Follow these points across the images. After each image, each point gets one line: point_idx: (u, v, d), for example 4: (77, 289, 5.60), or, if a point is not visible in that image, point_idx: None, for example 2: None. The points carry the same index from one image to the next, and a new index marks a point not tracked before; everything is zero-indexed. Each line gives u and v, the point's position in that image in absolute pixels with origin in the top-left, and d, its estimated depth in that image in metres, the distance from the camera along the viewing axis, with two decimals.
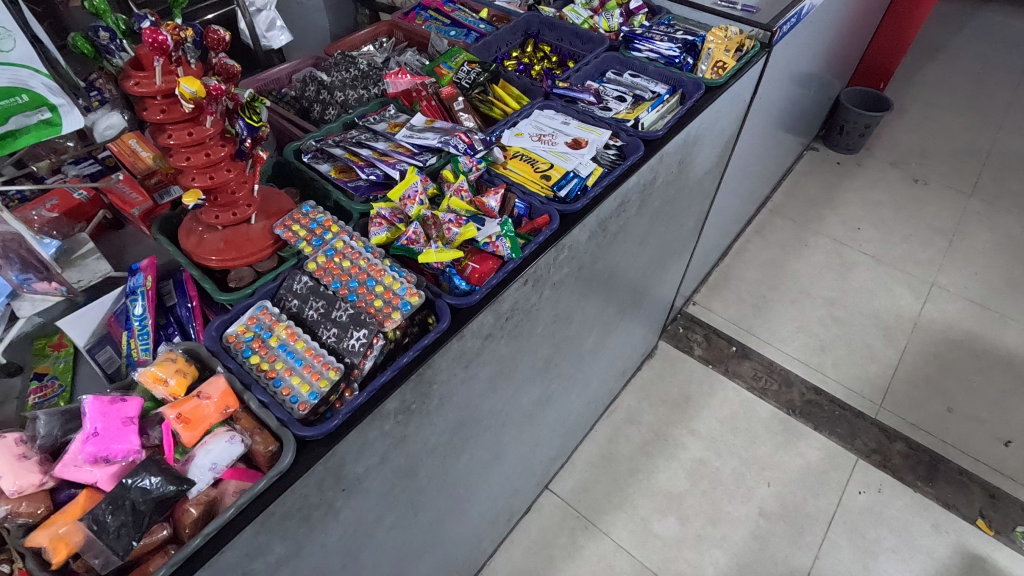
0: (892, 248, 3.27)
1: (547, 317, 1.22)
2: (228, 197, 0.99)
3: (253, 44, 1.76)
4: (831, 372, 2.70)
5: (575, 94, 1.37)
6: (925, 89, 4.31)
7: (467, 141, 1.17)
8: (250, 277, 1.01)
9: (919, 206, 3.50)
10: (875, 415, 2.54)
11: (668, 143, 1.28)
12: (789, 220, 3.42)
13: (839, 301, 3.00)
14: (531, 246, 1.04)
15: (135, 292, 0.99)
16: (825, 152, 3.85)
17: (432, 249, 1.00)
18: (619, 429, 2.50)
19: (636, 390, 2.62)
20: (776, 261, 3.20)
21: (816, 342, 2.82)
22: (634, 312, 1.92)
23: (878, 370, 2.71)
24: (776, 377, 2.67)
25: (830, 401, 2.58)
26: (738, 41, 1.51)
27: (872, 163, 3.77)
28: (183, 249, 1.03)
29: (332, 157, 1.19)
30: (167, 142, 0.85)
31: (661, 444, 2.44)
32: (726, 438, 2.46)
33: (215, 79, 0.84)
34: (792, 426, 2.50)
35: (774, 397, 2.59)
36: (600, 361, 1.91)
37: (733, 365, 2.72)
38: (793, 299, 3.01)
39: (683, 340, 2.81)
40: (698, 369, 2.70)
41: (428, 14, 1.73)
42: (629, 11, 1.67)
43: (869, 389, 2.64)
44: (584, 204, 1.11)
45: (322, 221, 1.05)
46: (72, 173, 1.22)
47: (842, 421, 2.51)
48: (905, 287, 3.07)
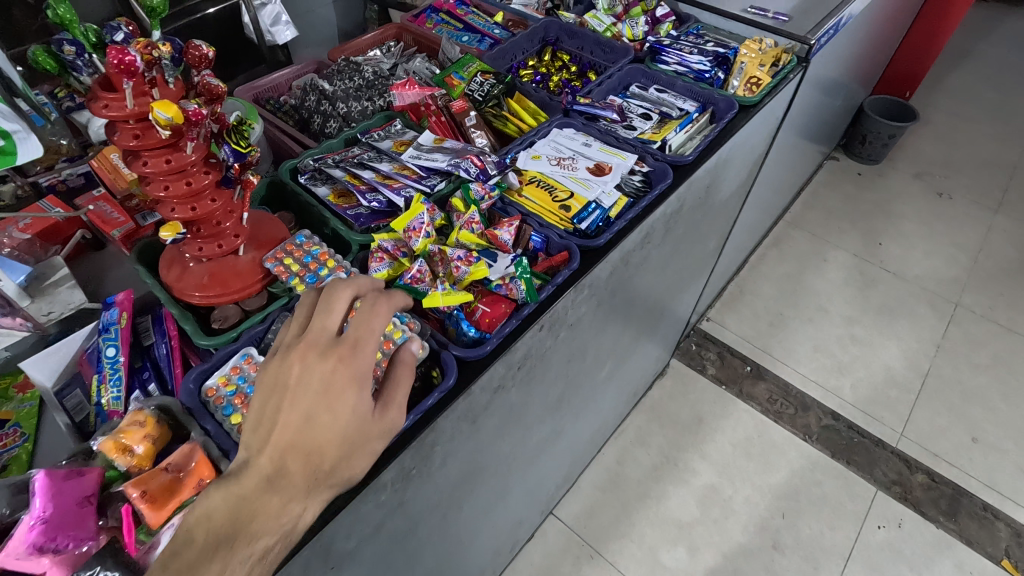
0: (914, 265, 3.14)
1: (561, 359, 1.12)
2: (213, 228, 0.89)
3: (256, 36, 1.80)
4: (849, 396, 2.59)
5: (596, 110, 1.25)
6: (950, 98, 4.15)
7: (479, 164, 1.06)
8: (235, 317, 0.90)
9: (944, 221, 3.37)
10: (897, 444, 2.43)
11: (698, 169, 1.17)
12: (807, 233, 3.30)
13: (859, 320, 2.88)
14: (547, 289, 0.93)
15: (110, 330, 0.89)
16: (846, 162, 3.71)
17: (439, 291, 0.89)
18: (627, 451, 2.40)
19: (645, 410, 2.52)
20: (793, 275, 3.08)
21: (834, 362, 2.71)
22: (650, 335, 1.81)
23: (899, 395, 2.60)
24: (792, 401, 2.56)
25: (848, 427, 2.47)
26: (774, 56, 1.41)
27: (896, 174, 3.63)
28: (163, 282, 0.92)
29: (331, 179, 1.08)
30: (142, 170, 0.76)
31: (672, 468, 2.34)
32: (739, 464, 2.35)
33: (195, 102, 0.73)
34: (807, 452, 2.39)
35: (790, 422, 2.49)
36: (613, 387, 1.81)
37: (747, 386, 2.60)
38: (811, 316, 2.90)
39: (695, 358, 2.71)
40: (711, 390, 2.59)
41: (440, 17, 1.62)
42: (656, 19, 1.55)
43: (889, 415, 2.53)
44: (607, 240, 1.00)
45: (318, 254, 0.95)
46: (66, 172, 1.16)
47: (860, 449, 2.41)
48: (928, 307, 2.95)
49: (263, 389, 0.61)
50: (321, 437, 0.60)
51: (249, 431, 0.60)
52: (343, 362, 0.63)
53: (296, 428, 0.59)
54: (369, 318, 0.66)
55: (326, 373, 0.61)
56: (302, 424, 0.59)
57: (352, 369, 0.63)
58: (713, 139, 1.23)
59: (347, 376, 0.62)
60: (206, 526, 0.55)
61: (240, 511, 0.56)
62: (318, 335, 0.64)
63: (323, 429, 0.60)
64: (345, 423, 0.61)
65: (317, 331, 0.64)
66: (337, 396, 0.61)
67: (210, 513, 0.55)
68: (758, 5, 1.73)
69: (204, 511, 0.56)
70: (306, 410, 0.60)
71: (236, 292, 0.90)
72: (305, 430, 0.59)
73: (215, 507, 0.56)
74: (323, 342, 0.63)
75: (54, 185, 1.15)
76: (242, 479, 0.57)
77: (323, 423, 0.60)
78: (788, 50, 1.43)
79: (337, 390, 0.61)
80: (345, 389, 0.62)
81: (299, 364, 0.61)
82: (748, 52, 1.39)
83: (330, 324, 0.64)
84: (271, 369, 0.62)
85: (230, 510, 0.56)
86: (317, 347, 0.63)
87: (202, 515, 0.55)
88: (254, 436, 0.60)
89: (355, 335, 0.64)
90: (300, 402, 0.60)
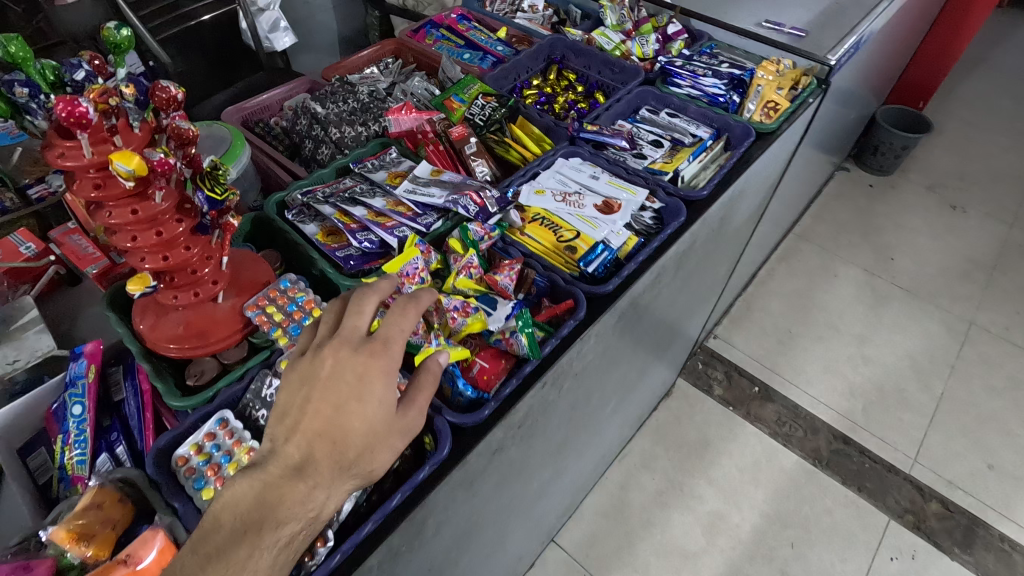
0: (927, 282, 3.00)
1: (564, 408, 1.04)
2: (188, 276, 0.81)
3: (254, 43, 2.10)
4: (862, 420, 2.42)
5: (605, 138, 1.18)
6: (964, 109, 4.03)
7: (478, 202, 0.99)
8: (212, 372, 0.84)
9: (958, 235, 3.24)
10: (909, 470, 2.27)
11: (713, 205, 1.09)
12: (817, 246, 3.16)
13: (870, 338, 2.73)
14: (550, 343, 0.85)
15: (76, 385, 0.82)
16: (858, 172, 3.59)
17: (432, 345, 0.81)
18: (631, 475, 2.26)
19: (650, 432, 2.37)
20: (803, 292, 2.93)
21: (845, 385, 2.55)
22: (660, 358, 1.70)
23: (912, 419, 2.44)
24: (801, 423, 2.40)
25: (859, 451, 2.31)
26: (792, 79, 1.34)
27: (908, 187, 3.50)
28: (134, 332, 0.85)
29: (319, 215, 1.01)
30: (106, 221, 0.69)
31: (677, 493, 2.20)
32: (747, 490, 2.20)
33: (161, 150, 0.65)
34: (818, 479, 2.23)
35: (799, 445, 2.32)
36: (619, 415, 1.70)
37: (755, 409, 2.45)
38: (819, 335, 2.74)
39: (702, 378, 2.55)
40: (718, 412, 2.44)
41: (440, 32, 1.55)
42: (667, 36, 1.48)
43: (903, 440, 2.37)
44: (616, 286, 0.93)
45: (303, 302, 0.88)
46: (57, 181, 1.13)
47: (872, 475, 2.25)
48: (940, 325, 2.80)
49: (292, 381, 0.60)
50: (348, 428, 0.58)
51: (276, 422, 0.59)
52: (376, 356, 0.60)
53: (324, 419, 0.57)
54: (401, 317, 0.63)
55: (357, 367, 0.59)
56: (330, 414, 0.57)
57: (384, 365, 0.60)
58: (729, 169, 1.16)
59: (378, 371, 0.60)
60: (233, 512, 0.55)
61: (266, 495, 0.56)
62: (349, 331, 0.62)
63: (351, 420, 0.58)
64: (372, 418, 0.59)
65: (348, 329, 0.62)
66: (367, 389, 0.59)
67: (236, 500, 0.56)
68: (773, 19, 1.66)
69: (230, 499, 0.56)
70: (337, 401, 0.58)
71: (214, 344, 0.84)
72: (333, 422, 0.57)
73: (242, 494, 0.56)
74: (354, 339, 0.61)
75: (44, 197, 1.11)
76: (268, 467, 0.56)
77: (351, 416, 0.58)
78: (808, 72, 1.36)
79: (367, 384, 0.59)
80: (375, 382, 0.59)
81: (330, 358, 0.60)
82: (765, 75, 1.32)
83: (361, 323, 0.62)
84: (301, 363, 0.61)
85: (257, 495, 0.56)
86: (348, 342, 0.61)
87: (230, 502, 0.56)
88: (280, 426, 0.59)
89: (388, 333, 0.62)
90: (329, 395, 0.58)
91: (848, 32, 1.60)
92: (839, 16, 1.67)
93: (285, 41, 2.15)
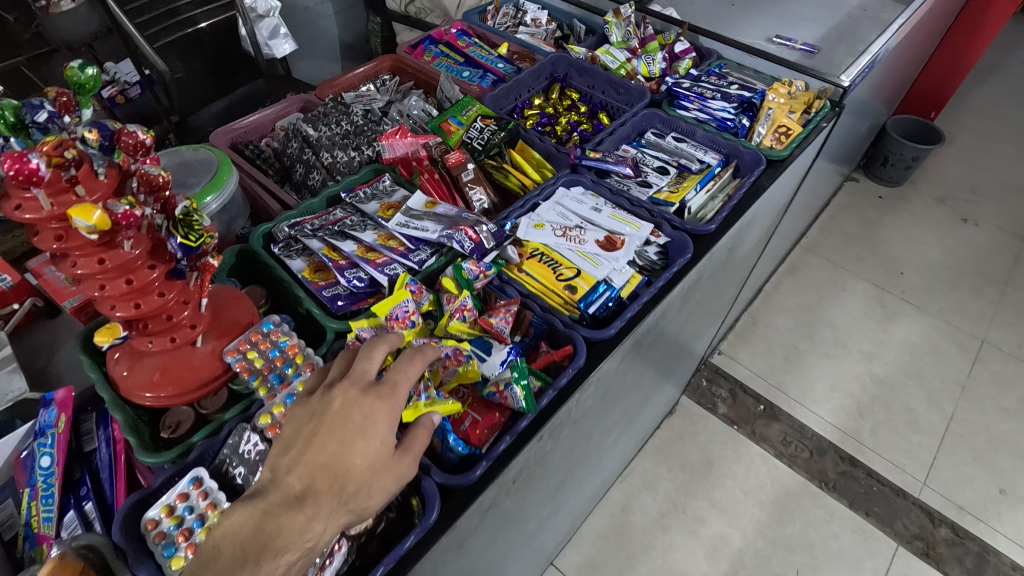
0: (937, 293, 2.70)
1: (562, 452, 0.98)
2: (164, 322, 0.77)
3: (254, 50, 2.05)
4: (869, 441, 2.14)
5: (608, 166, 1.12)
6: (979, 120, 3.83)
7: (473, 237, 0.93)
8: (189, 421, 0.79)
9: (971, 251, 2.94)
10: (918, 494, 2.00)
11: (721, 240, 1.04)
12: (827, 260, 2.83)
13: (880, 356, 2.42)
14: (546, 394, 0.80)
15: (45, 435, 0.78)
16: (866, 184, 3.25)
17: (420, 399, 0.75)
18: (633, 496, 2.01)
19: (652, 451, 2.11)
20: (809, 307, 2.61)
21: (856, 403, 2.25)
22: (669, 378, 1.55)
23: (921, 439, 2.16)
24: (808, 444, 2.12)
25: (867, 473, 2.04)
26: (805, 101, 1.29)
27: (916, 201, 3.17)
28: (108, 377, 0.80)
29: (307, 250, 0.96)
30: (72, 272, 0.64)
31: (679, 515, 1.95)
32: (752, 513, 1.95)
33: (126, 202, 0.60)
34: (824, 500, 1.97)
35: (804, 466, 2.06)
36: (623, 441, 1.56)
37: (762, 427, 2.16)
38: (827, 352, 2.43)
39: (706, 397, 2.25)
40: (721, 432, 2.15)
41: (439, 48, 1.51)
42: (674, 55, 1.43)
43: (912, 462, 2.09)
44: (618, 329, 0.88)
45: (287, 346, 0.82)
46: None
47: (880, 498, 1.98)
48: (953, 344, 2.50)
49: (299, 416, 0.60)
50: (350, 463, 0.57)
51: (279, 454, 0.58)
52: (383, 398, 0.61)
53: (329, 454, 0.57)
54: (408, 363, 0.64)
55: (362, 408, 0.59)
56: (334, 448, 0.57)
57: (389, 407, 0.60)
58: (739, 200, 1.10)
59: (383, 413, 0.60)
60: (232, 540, 0.53)
61: (266, 524, 0.54)
62: (357, 373, 0.62)
63: (353, 457, 0.57)
64: (372, 458, 0.58)
65: (356, 372, 0.62)
66: (371, 427, 0.58)
67: (236, 528, 0.54)
68: (784, 35, 1.60)
69: (229, 527, 0.54)
70: (341, 440, 0.57)
71: (192, 392, 0.79)
72: (336, 456, 0.57)
73: (241, 522, 0.54)
74: (361, 381, 0.62)
75: None
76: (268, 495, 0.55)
77: (353, 453, 0.57)
78: (821, 94, 1.31)
79: (370, 424, 0.59)
80: (379, 422, 0.59)
81: (339, 399, 0.60)
82: (776, 97, 1.26)
83: (370, 367, 0.62)
84: (309, 401, 0.61)
85: (257, 523, 0.54)
86: (356, 383, 0.61)
87: (229, 529, 0.54)
88: (283, 457, 0.58)
89: (395, 378, 0.62)
90: (334, 431, 0.58)
91: (862, 50, 1.54)
92: (853, 35, 1.60)
93: (285, 47, 2.11)
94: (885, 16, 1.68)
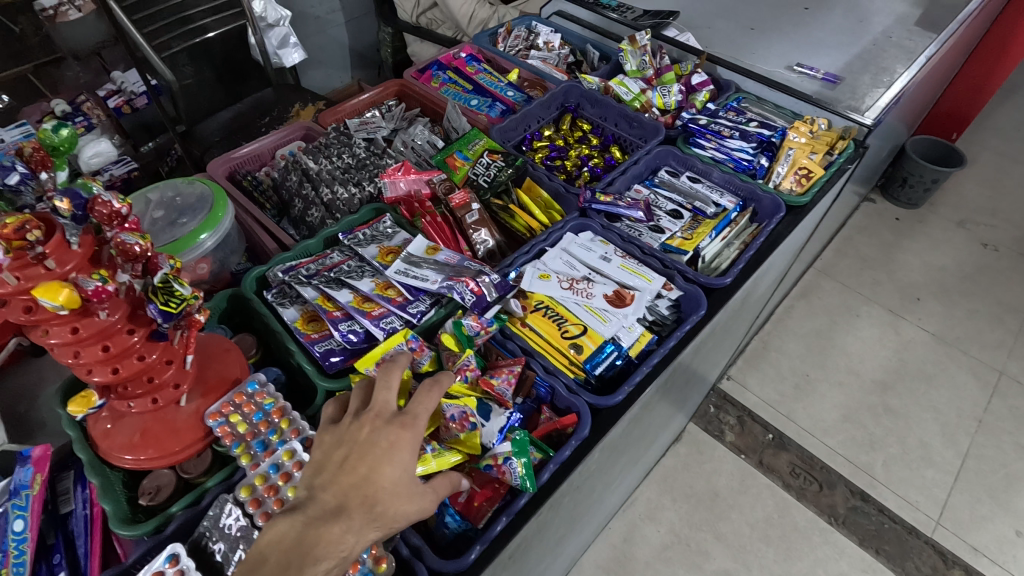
0: (956, 296, 2.27)
1: (562, 515, 0.93)
2: (144, 385, 0.72)
3: (262, 59, 1.99)
4: (882, 476, 1.75)
5: (619, 210, 1.08)
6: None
7: (475, 289, 0.87)
8: (169, 486, 0.75)
9: (996, 279, 2.34)
10: (931, 533, 1.64)
11: (736, 295, 0.99)
12: (841, 283, 2.29)
13: (894, 386, 1.97)
14: (547, 469, 0.75)
15: (20, 497, 0.73)
16: (883, 204, 2.62)
17: (427, 451, 0.72)
18: (635, 527, 1.68)
19: (656, 478, 1.76)
20: (823, 332, 2.13)
21: (867, 434, 1.84)
22: (681, 409, 1.43)
23: (936, 477, 1.75)
24: (818, 477, 1.75)
25: (879, 509, 1.68)
26: (827, 142, 1.22)
27: (935, 222, 2.55)
28: (87, 436, 0.76)
29: (300, 298, 0.92)
30: (43, 340, 0.60)
31: (683, 549, 1.63)
32: (758, 550, 1.62)
33: (97, 279, 0.56)
34: (833, 537, 1.63)
35: (813, 501, 1.70)
36: (626, 479, 1.40)
37: (767, 458, 1.79)
38: (839, 380, 1.98)
39: (714, 423, 1.86)
40: (730, 464, 1.78)
41: (447, 74, 1.46)
42: (690, 87, 1.37)
43: (923, 498, 1.71)
44: (626, 396, 0.83)
45: (272, 409, 0.78)
46: (110, 173, 1.57)
47: (892, 537, 1.63)
48: (968, 374, 2.02)
49: (327, 442, 0.60)
50: (379, 484, 0.56)
51: (311, 475, 0.58)
52: (406, 427, 0.61)
53: (360, 475, 0.56)
54: (426, 392, 0.65)
55: (387, 437, 0.59)
56: (362, 470, 0.57)
57: (412, 437, 0.60)
58: (755, 251, 1.05)
59: (407, 442, 0.60)
60: (277, 548, 0.53)
61: (306, 535, 0.53)
62: (380, 403, 0.62)
63: (381, 476, 0.57)
64: (398, 482, 0.57)
65: (378, 404, 0.62)
66: (397, 454, 0.58)
67: (278, 537, 0.53)
68: (806, 63, 1.54)
69: (271, 538, 0.54)
70: (369, 465, 0.57)
71: (174, 454, 0.75)
72: (365, 477, 0.56)
73: (282, 533, 0.54)
74: (385, 413, 0.62)
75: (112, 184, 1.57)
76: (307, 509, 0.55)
77: (382, 474, 0.57)
78: (845, 134, 1.25)
79: (395, 449, 0.59)
80: (403, 449, 0.59)
81: (366, 427, 0.60)
82: (798, 137, 1.20)
83: (392, 398, 0.62)
84: (336, 428, 0.61)
85: (298, 535, 0.53)
86: (378, 414, 0.61)
87: (273, 538, 0.54)
88: (317, 478, 0.58)
89: (416, 408, 0.63)
90: (364, 455, 0.58)
91: (887, 82, 1.48)
92: (878, 65, 1.53)
93: (294, 57, 2.06)
94: (913, 44, 1.60)
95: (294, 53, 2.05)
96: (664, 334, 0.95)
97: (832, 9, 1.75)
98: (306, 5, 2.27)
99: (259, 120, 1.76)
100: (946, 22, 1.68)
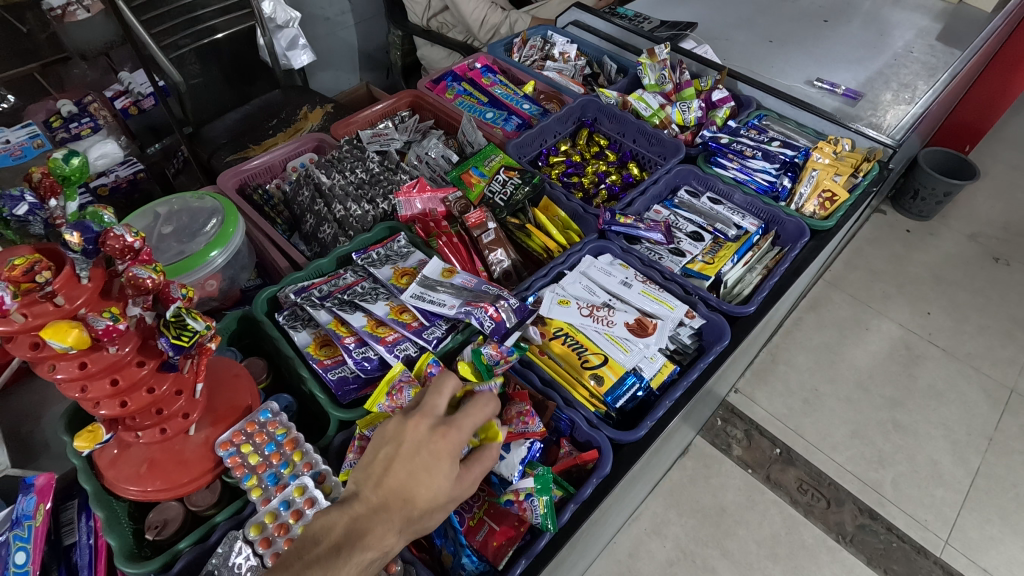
0: (969, 311, 2.00)
1: (574, 550, 0.88)
2: (153, 416, 0.69)
3: (271, 60, 1.95)
4: (892, 494, 1.54)
5: (639, 232, 1.06)
6: None
7: (495, 315, 0.85)
8: (176, 519, 0.72)
9: (1003, 289, 2.08)
10: (942, 554, 1.44)
11: (757, 324, 0.97)
12: (851, 295, 2.02)
13: (905, 402, 1.73)
14: (569, 508, 0.73)
15: (23, 528, 0.71)
16: (894, 217, 2.32)
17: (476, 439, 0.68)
18: (639, 543, 1.49)
19: (662, 491, 1.56)
20: (832, 346, 1.87)
21: (877, 450, 1.62)
22: (694, 424, 1.32)
23: (947, 496, 1.54)
24: (826, 493, 1.54)
25: (889, 529, 1.48)
26: (853, 163, 1.19)
27: (947, 233, 2.26)
28: (94, 465, 0.74)
29: (313, 321, 0.90)
30: (50, 376, 0.57)
31: (687, 567, 1.43)
32: (765, 571, 1.41)
33: (109, 316, 0.54)
34: (840, 556, 1.43)
35: (820, 518, 1.50)
36: (627, 506, 1.25)
37: (774, 473, 1.58)
38: (848, 395, 1.75)
39: (721, 436, 1.66)
40: (737, 479, 1.57)
41: (462, 86, 1.44)
42: (711, 103, 1.35)
43: (933, 518, 1.50)
44: (648, 431, 0.82)
45: (284, 441, 0.75)
46: (122, 173, 1.55)
47: (901, 559, 1.43)
48: (979, 392, 1.77)
49: (378, 440, 0.60)
50: (417, 493, 0.56)
51: (362, 470, 0.58)
52: (448, 438, 0.59)
53: (399, 484, 0.56)
54: (477, 406, 0.62)
55: (428, 441, 0.58)
56: (402, 476, 0.56)
57: (453, 448, 0.59)
58: (779, 277, 1.03)
59: (447, 452, 0.58)
60: (327, 535, 0.53)
61: (356, 526, 0.54)
62: (430, 403, 0.62)
63: (418, 488, 0.56)
64: (437, 492, 0.57)
65: (426, 408, 0.61)
66: (438, 465, 0.57)
67: (330, 524, 0.54)
68: (825, 78, 1.50)
69: (323, 523, 0.54)
70: (408, 473, 0.57)
71: (182, 486, 0.72)
72: (404, 483, 0.56)
73: (333, 521, 0.54)
74: (431, 417, 0.61)
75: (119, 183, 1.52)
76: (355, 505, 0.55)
77: (419, 483, 0.56)
78: (869, 155, 1.21)
79: (436, 462, 0.58)
80: (443, 460, 0.58)
81: (410, 432, 0.59)
82: (821, 158, 1.18)
83: (440, 404, 0.62)
84: (385, 426, 0.61)
85: (347, 526, 0.54)
86: (426, 416, 0.61)
87: (324, 525, 0.54)
88: (364, 474, 0.58)
89: (463, 420, 0.61)
90: (404, 461, 0.57)
91: (907, 98, 1.44)
92: (898, 81, 1.49)
93: (303, 58, 2.01)
94: (934, 60, 1.57)
95: (303, 56, 2.01)
96: (684, 363, 0.95)
97: (851, 22, 1.72)
98: (316, 7, 2.24)
99: (267, 124, 1.72)
100: (970, 37, 1.65)
